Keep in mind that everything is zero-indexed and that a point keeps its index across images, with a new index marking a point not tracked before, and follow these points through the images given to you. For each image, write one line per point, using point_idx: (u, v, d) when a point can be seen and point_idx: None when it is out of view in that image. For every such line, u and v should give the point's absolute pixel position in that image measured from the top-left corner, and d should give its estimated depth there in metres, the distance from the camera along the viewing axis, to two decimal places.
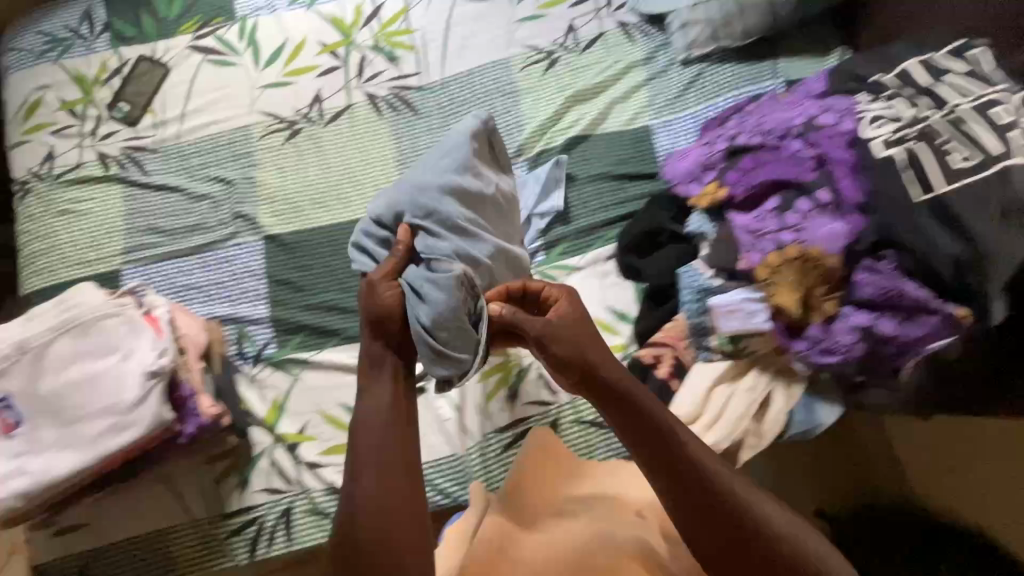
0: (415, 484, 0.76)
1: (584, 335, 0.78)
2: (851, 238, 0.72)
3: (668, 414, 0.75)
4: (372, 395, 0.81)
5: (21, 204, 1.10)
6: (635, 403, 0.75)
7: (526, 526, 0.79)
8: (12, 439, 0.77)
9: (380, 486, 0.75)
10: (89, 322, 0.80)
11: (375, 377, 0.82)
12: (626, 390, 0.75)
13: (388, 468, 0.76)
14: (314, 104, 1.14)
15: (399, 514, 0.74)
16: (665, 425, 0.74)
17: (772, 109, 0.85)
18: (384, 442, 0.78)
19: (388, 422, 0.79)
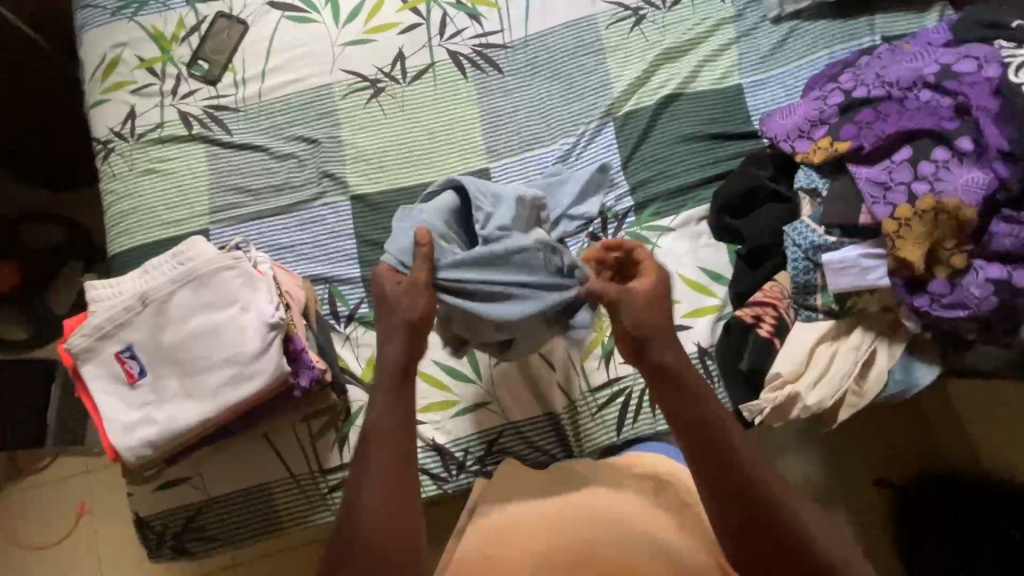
0: (397, 489, 0.67)
1: (654, 312, 0.72)
2: (991, 187, 0.73)
3: (715, 404, 0.70)
4: (384, 395, 0.72)
5: (104, 163, 1.09)
6: (685, 388, 0.70)
7: (534, 519, 0.76)
8: (137, 389, 0.78)
9: (381, 483, 0.67)
10: (207, 274, 0.79)
11: (391, 375, 0.73)
12: (674, 373, 0.71)
13: (377, 476, 0.68)
14: (396, 62, 1.12)
15: (389, 513, 0.66)
16: (709, 415, 0.69)
17: (890, 64, 0.84)
18: (394, 446, 0.69)
19: (395, 417, 0.71)
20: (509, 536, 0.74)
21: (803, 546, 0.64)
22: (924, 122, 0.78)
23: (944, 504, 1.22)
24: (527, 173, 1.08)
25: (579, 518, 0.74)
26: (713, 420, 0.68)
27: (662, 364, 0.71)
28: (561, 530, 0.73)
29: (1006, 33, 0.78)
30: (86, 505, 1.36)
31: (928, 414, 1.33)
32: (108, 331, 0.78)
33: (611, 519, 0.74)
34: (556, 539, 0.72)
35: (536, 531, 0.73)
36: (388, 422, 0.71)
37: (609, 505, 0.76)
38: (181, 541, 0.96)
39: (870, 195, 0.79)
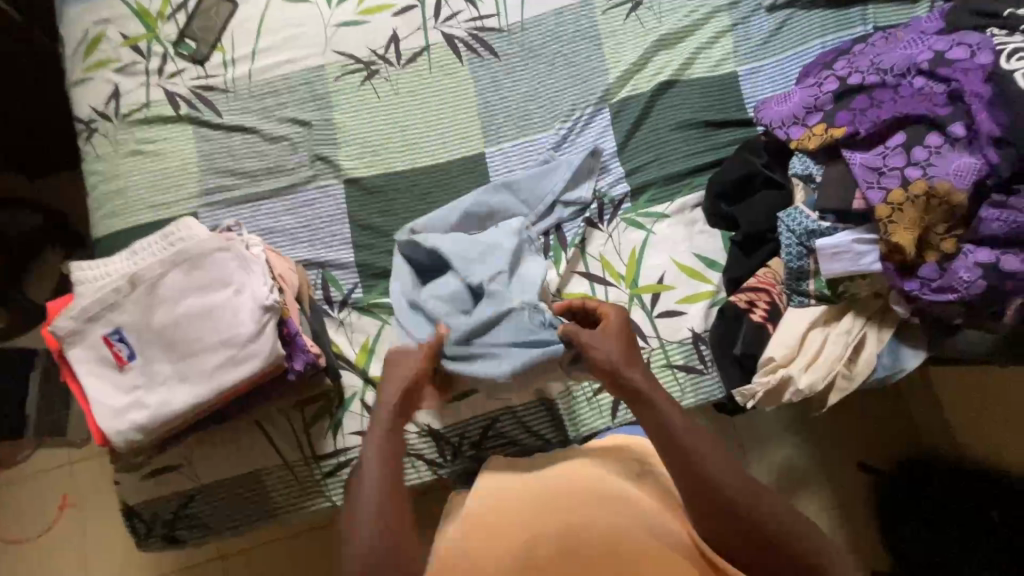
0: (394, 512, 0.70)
1: (628, 350, 0.78)
2: (983, 172, 0.74)
3: (684, 422, 0.72)
4: (383, 430, 0.76)
5: (87, 144, 1.06)
6: (653, 408, 0.73)
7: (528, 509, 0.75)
8: (127, 372, 0.76)
9: (376, 494, 0.71)
10: (199, 255, 0.77)
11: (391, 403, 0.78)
12: (647, 398, 0.74)
13: (381, 506, 0.70)
14: (391, 44, 1.11)
15: (392, 539, 0.69)
16: (681, 433, 0.71)
17: (883, 52, 0.86)
18: (390, 473, 0.73)
19: (392, 443, 0.75)
20: (491, 533, 0.74)
21: (782, 541, 0.67)
22: (916, 109, 0.79)
23: (925, 488, 1.26)
24: (523, 159, 1.07)
25: (565, 504, 0.75)
26: (679, 440, 0.71)
27: (637, 387, 0.75)
28: (542, 518, 0.74)
29: (998, 21, 0.80)
30: (69, 497, 1.33)
31: (911, 400, 1.36)
32: (95, 314, 0.75)
33: (591, 500, 0.75)
34: (536, 529, 0.73)
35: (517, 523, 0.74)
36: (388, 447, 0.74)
37: (606, 483, 0.77)
38: (171, 529, 0.94)
39: (864, 180, 0.81)
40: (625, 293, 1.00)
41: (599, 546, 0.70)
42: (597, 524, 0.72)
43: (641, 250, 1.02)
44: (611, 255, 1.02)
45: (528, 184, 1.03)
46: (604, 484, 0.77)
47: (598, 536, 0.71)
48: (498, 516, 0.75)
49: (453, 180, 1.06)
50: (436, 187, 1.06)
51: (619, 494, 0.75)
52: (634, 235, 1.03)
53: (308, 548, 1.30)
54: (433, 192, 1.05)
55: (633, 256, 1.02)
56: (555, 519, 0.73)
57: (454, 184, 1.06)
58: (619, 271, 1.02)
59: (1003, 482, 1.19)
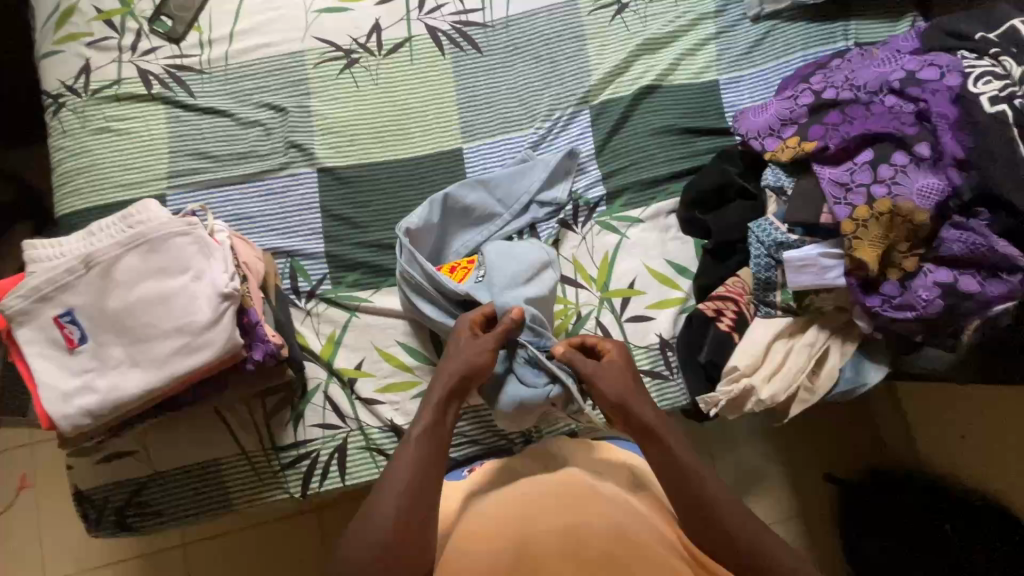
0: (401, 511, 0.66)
1: (628, 378, 0.79)
2: (946, 193, 0.75)
3: (687, 449, 0.73)
4: (408, 450, 0.71)
5: (54, 119, 1.03)
6: (661, 439, 0.73)
7: (533, 509, 0.72)
8: (77, 355, 0.74)
9: (405, 494, 0.68)
10: (159, 239, 0.76)
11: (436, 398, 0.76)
12: (656, 434, 0.74)
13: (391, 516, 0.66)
14: (372, 33, 1.09)
15: (392, 554, 0.65)
16: (688, 465, 0.71)
17: (859, 69, 0.86)
18: (425, 465, 0.70)
19: (433, 436, 0.73)
20: (484, 537, 0.69)
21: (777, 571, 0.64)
22: (887, 126, 0.80)
23: (885, 501, 1.27)
24: (501, 156, 1.07)
25: (561, 507, 0.71)
26: (687, 470, 0.71)
27: (648, 422, 0.74)
28: (540, 518, 0.70)
29: (969, 44, 0.81)
30: (28, 478, 1.30)
31: (876, 414, 1.39)
32: (47, 294, 0.74)
33: (590, 504, 0.72)
34: (534, 529, 0.68)
35: (515, 525, 0.70)
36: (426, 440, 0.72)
37: (589, 483, 0.76)
38: (122, 516, 0.92)
39: (832, 195, 0.81)
40: (596, 295, 1.00)
41: (603, 545, 0.65)
42: (595, 526, 0.68)
43: (613, 254, 1.02)
44: (583, 257, 1.02)
45: (505, 182, 1.02)
46: (600, 491, 0.75)
47: (603, 538, 0.66)
48: (490, 520, 0.72)
49: (429, 174, 1.05)
50: (411, 180, 1.04)
51: (613, 502, 0.73)
52: (607, 239, 1.03)
53: (270, 539, 1.29)
54: (407, 185, 1.04)
55: (606, 260, 1.02)
56: (554, 518, 0.69)
57: (430, 177, 1.05)
58: (590, 274, 1.02)
59: (961, 498, 1.21)
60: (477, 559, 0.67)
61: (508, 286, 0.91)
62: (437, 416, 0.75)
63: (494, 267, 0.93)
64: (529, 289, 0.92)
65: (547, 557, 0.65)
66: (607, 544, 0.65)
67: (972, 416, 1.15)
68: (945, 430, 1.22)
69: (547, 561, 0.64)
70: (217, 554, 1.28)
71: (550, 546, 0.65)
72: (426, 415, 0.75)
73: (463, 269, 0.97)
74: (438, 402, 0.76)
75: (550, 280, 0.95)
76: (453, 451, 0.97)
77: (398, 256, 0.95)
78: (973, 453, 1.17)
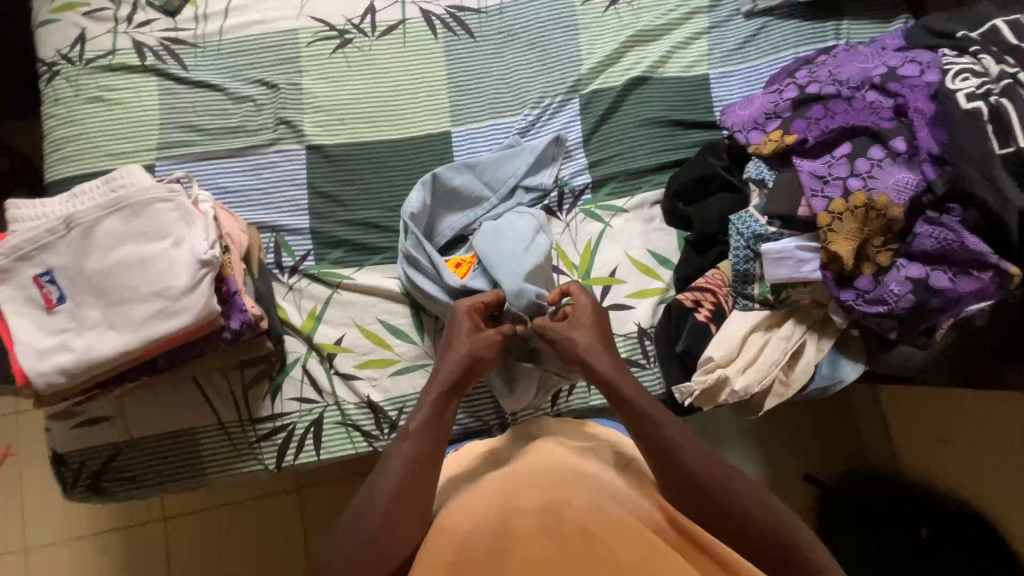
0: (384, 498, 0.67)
1: (603, 336, 0.80)
2: (919, 188, 0.77)
3: (676, 430, 0.71)
4: (409, 440, 0.71)
5: (47, 87, 1.04)
6: (645, 424, 0.72)
7: (515, 489, 0.70)
8: (55, 315, 0.75)
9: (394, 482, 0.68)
10: (140, 203, 0.77)
11: (439, 386, 0.76)
12: (615, 386, 0.75)
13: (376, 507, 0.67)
14: (366, 15, 1.10)
15: (377, 535, 0.65)
16: (647, 413, 0.72)
17: (843, 64, 0.88)
18: (426, 455, 0.71)
19: (436, 424, 0.73)
20: (465, 510, 0.69)
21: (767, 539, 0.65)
22: (867, 119, 0.81)
23: (863, 504, 1.26)
24: (490, 140, 1.07)
25: (537, 484, 0.70)
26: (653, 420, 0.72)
27: (601, 374, 0.76)
28: (519, 494, 0.69)
29: (951, 42, 0.83)
30: (13, 447, 1.31)
31: (857, 416, 1.39)
32: (27, 253, 0.75)
33: (570, 481, 0.70)
34: (513, 505, 0.68)
35: (494, 501, 0.69)
36: (427, 426, 0.73)
37: (574, 463, 0.74)
38: (98, 480, 0.93)
39: (810, 188, 0.82)
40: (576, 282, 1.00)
41: (583, 521, 0.65)
42: (576, 501, 0.67)
43: (596, 242, 1.03)
44: (566, 245, 1.03)
45: (492, 166, 1.03)
46: (585, 469, 0.73)
47: (583, 513, 0.66)
48: (472, 495, 0.71)
49: (416, 155, 1.06)
50: (399, 160, 1.05)
51: (597, 479, 0.72)
52: (591, 227, 1.03)
53: (249, 517, 1.29)
54: (394, 165, 1.05)
55: (588, 248, 1.02)
56: (533, 494, 0.68)
57: (417, 158, 1.06)
58: (573, 261, 1.02)
59: (937, 502, 1.21)
60: (455, 534, 0.66)
61: (505, 264, 0.91)
62: (437, 406, 0.75)
63: (489, 248, 0.94)
64: (526, 260, 0.92)
65: (526, 536, 0.64)
66: (587, 518, 0.65)
67: (951, 417, 1.15)
68: (923, 433, 1.23)
69: (525, 536, 0.64)
70: (195, 530, 1.29)
71: (528, 522, 0.65)
72: (427, 407, 0.74)
73: (468, 265, 0.98)
74: (441, 393, 0.75)
75: (545, 246, 0.95)
76: None
77: (401, 237, 0.97)
78: (950, 454, 1.18)
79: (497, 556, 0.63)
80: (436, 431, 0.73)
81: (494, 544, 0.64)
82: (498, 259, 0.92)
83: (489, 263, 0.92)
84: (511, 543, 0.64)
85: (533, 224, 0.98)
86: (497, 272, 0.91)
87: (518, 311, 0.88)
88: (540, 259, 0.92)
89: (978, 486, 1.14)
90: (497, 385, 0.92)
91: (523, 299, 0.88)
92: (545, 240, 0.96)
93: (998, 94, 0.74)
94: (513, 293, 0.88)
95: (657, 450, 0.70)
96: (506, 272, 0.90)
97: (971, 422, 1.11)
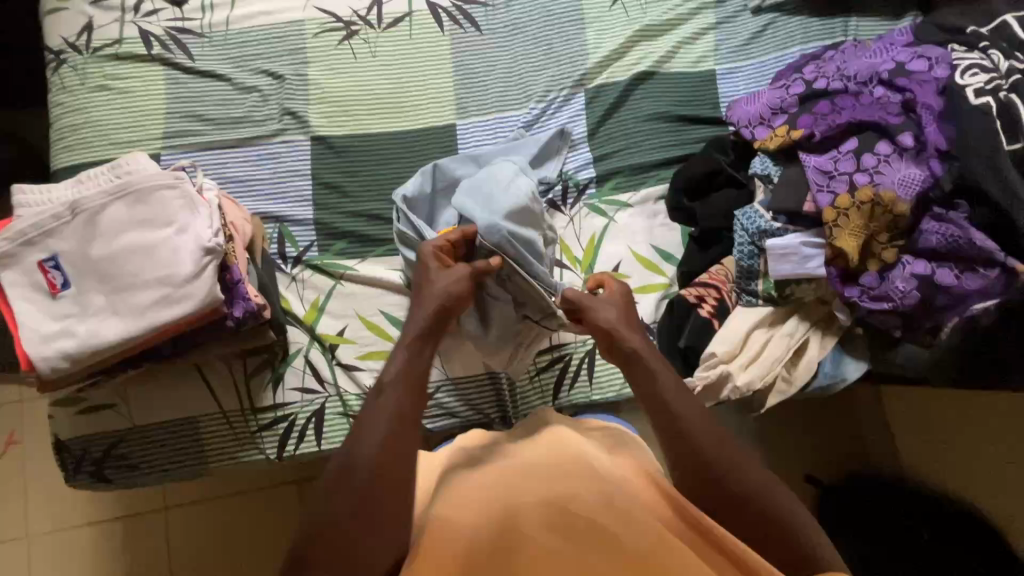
0: (386, 490, 0.63)
1: (629, 315, 0.82)
2: (925, 184, 0.76)
3: (690, 417, 0.71)
4: (387, 385, 0.70)
5: (54, 75, 1.04)
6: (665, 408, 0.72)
7: (518, 485, 0.70)
8: (60, 300, 0.76)
9: (391, 472, 0.64)
10: (144, 190, 0.77)
11: (417, 326, 0.76)
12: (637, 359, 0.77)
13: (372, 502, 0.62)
14: (373, 7, 1.10)
15: (375, 533, 0.61)
16: (661, 394, 0.73)
17: (850, 59, 0.88)
18: (405, 406, 0.69)
19: (411, 369, 0.72)
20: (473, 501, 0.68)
21: (784, 531, 0.63)
22: (874, 115, 0.81)
23: (865, 505, 1.26)
24: (494, 133, 1.07)
25: (541, 479, 0.70)
26: (670, 407, 0.72)
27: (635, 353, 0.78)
28: (522, 490, 0.69)
29: (960, 38, 0.82)
30: (16, 435, 1.32)
31: (861, 419, 1.38)
32: (32, 238, 0.75)
33: (571, 475, 0.70)
34: (516, 500, 0.68)
35: (497, 497, 0.68)
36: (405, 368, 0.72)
37: (577, 457, 0.73)
38: (100, 467, 0.93)
39: (816, 184, 0.82)
40: (580, 277, 1.00)
41: (589, 514, 0.65)
42: (581, 496, 0.67)
43: (600, 236, 1.02)
44: (570, 239, 1.03)
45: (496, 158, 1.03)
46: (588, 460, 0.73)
47: (590, 507, 0.66)
48: (473, 490, 0.70)
49: (421, 148, 1.06)
50: (404, 153, 1.05)
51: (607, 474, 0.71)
52: (594, 222, 1.03)
53: (249, 509, 1.30)
54: (399, 157, 1.05)
55: (592, 243, 1.02)
56: (536, 489, 0.69)
57: (422, 150, 1.06)
58: (575, 255, 1.02)
59: (939, 504, 1.20)
60: (461, 529, 0.65)
61: (483, 203, 0.91)
62: (411, 352, 0.74)
63: (465, 194, 0.93)
64: (503, 194, 0.91)
65: (535, 531, 0.64)
66: (594, 512, 0.66)
67: (955, 418, 1.14)
68: (927, 434, 1.22)
69: (533, 531, 0.64)
70: (196, 520, 1.29)
71: (535, 516, 0.66)
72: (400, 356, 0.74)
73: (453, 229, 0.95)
74: (416, 338, 0.76)
75: (524, 182, 0.94)
76: (430, 423, 0.96)
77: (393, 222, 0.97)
78: (953, 457, 1.17)
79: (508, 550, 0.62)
80: (414, 387, 0.71)
81: (507, 540, 0.63)
82: (474, 199, 0.92)
83: (462, 207, 0.91)
84: (525, 539, 0.63)
85: (512, 165, 0.97)
86: (471, 211, 0.90)
87: (490, 244, 0.88)
88: (525, 201, 0.92)
89: (981, 488, 1.13)
90: (473, 334, 0.93)
91: (493, 231, 0.88)
92: (526, 180, 0.96)
93: (1006, 90, 0.74)
94: (484, 227, 0.88)
95: (675, 439, 0.70)
96: (482, 208, 0.90)
97: (975, 423, 1.10)
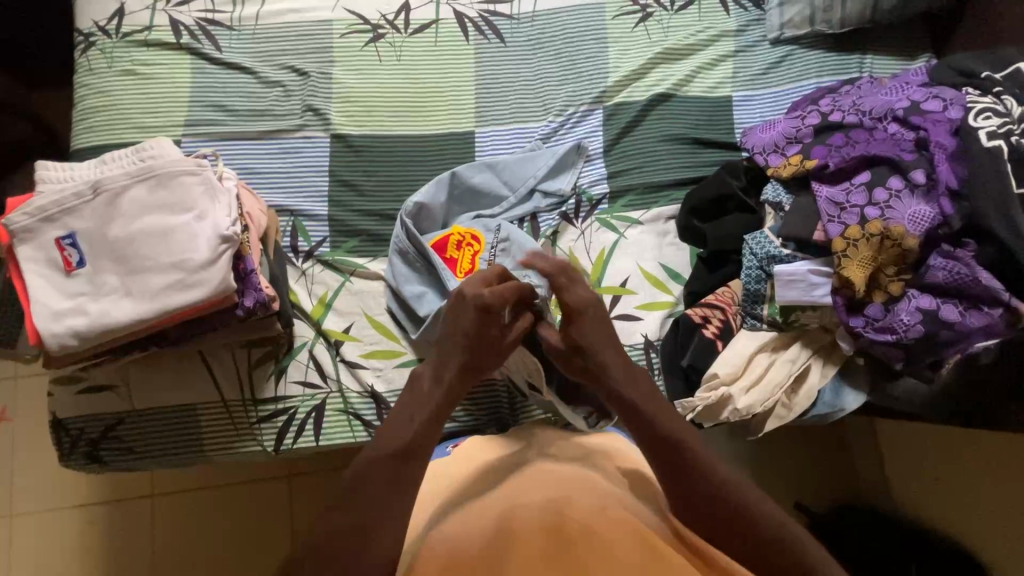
0: (399, 520, 0.65)
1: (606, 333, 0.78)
2: (936, 221, 0.78)
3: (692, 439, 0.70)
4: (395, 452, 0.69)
5: (82, 56, 1.05)
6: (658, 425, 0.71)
7: (517, 497, 0.68)
8: (74, 278, 0.76)
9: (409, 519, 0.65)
10: (167, 175, 0.78)
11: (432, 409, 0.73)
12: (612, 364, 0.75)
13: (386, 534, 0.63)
14: (401, 12, 1.13)
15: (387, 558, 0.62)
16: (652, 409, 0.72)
17: (869, 95, 0.90)
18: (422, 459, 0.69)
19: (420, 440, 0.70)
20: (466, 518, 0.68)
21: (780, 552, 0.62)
22: (888, 151, 0.83)
23: (856, 537, 1.25)
24: (511, 142, 1.09)
25: (542, 488, 0.69)
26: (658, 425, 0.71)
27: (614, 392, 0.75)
28: (522, 498, 0.67)
29: (975, 81, 0.84)
30: (8, 412, 1.31)
31: (855, 451, 1.38)
32: (52, 214, 0.76)
33: (568, 489, 0.69)
34: (517, 505, 0.66)
35: (496, 507, 0.67)
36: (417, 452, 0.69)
37: (573, 475, 0.73)
38: (95, 448, 0.93)
39: (827, 213, 0.84)
40: None
41: (584, 520, 0.62)
42: (577, 502, 0.66)
43: (609, 251, 1.03)
44: (580, 251, 1.04)
45: (512, 167, 1.05)
46: (586, 480, 0.72)
47: (584, 514, 0.64)
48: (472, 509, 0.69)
49: (438, 151, 1.07)
50: (421, 154, 1.07)
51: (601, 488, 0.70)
52: (606, 236, 1.04)
53: (237, 501, 1.29)
54: (416, 159, 1.06)
55: (601, 256, 1.03)
56: (536, 496, 0.67)
57: (439, 154, 1.07)
58: (584, 267, 1.03)
59: (927, 540, 1.20)
60: (455, 539, 0.64)
61: (501, 213, 1.05)
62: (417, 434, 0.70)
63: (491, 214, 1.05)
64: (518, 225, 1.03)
65: (526, 531, 0.61)
66: (587, 518, 0.63)
67: (948, 454, 1.15)
68: (919, 470, 1.23)
69: (526, 532, 0.61)
70: (182, 510, 1.28)
71: (530, 519, 0.63)
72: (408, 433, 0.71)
73: (461, 245, 1.00)
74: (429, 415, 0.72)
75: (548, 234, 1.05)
76: None
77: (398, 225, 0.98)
78: (944, 494, 1.17)
79: (489, 557, 0.60)
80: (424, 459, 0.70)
81: (491, 546, 0.61)
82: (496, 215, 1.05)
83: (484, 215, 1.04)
84: (510, 541, 0.61)
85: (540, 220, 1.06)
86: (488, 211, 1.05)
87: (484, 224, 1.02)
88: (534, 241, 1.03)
89: (975, 526, 1.12)
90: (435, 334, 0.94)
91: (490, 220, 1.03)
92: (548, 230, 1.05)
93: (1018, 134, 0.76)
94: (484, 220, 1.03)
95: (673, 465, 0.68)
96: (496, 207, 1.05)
97: (966, 461, 1.11)
